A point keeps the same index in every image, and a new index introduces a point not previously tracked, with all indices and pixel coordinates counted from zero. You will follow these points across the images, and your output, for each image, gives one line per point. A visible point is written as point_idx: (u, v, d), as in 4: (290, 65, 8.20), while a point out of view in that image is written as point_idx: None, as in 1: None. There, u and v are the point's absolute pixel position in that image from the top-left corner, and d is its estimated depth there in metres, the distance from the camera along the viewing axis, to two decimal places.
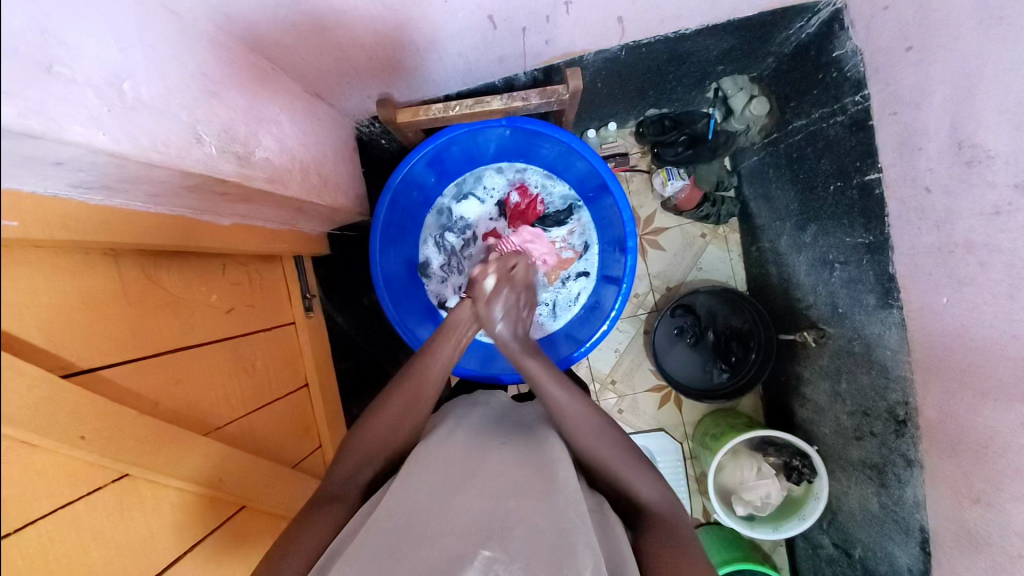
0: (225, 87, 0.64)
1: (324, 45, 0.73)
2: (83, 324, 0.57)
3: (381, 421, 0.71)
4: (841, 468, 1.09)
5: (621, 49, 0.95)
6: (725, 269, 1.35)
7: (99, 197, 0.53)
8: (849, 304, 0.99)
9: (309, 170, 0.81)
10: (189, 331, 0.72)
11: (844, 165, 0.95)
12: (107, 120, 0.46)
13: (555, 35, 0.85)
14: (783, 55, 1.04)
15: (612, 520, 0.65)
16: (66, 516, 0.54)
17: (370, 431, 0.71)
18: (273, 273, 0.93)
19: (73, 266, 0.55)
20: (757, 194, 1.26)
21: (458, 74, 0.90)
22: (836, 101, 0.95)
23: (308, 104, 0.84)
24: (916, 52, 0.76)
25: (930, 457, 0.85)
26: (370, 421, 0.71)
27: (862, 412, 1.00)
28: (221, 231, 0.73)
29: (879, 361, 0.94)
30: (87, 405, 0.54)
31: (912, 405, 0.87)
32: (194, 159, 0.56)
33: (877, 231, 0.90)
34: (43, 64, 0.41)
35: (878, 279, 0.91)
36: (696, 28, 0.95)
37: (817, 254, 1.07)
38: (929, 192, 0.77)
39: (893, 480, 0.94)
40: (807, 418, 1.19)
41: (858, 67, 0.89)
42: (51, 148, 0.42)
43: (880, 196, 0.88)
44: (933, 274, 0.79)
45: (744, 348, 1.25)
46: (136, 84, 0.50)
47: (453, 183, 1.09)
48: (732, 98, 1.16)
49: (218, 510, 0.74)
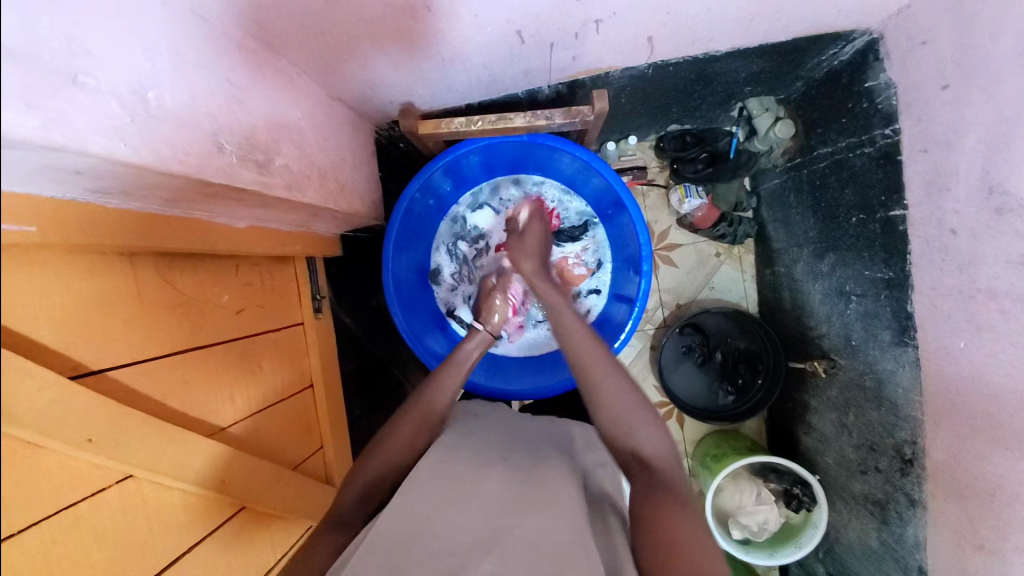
0: (250, 93, 0.63)
1: (350, 52, 0.73)
2: (95, 325, 0.57)
3: (391, 441, 0.72)
4: (842, 500, 1.08)
5: (649, 67, 0.94)
6: (737, 290, 1.34)
7: (117, 201, 0.53)
8: (863, 339, 0.98)
9: (326, 175, 0.81)
10: (199, 331, 0.72)
11: (867, 198, 0.93)
12: (131, 130, 0.46)
13: (583, 52, 0.84)
14: (814, 80, 1.03)
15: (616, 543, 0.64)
16: (70, 517, 0.54)
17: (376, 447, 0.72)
18: (285, 274, 0.93)
19: (87, 268, 0.55)
20: (775, 217, 1.24)
21: (481, 84, 0.89)
22: (865, 132, 0.93)
23: (329, 107, 0.83)
24: (952, 91, 0.74)
25: (933, 500, 0.84)
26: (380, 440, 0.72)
27: (868, 447, 0.98)
28: (237, 234, 0.72)
29: (889, 399, 0.93)
30: (97, 408, 0.54)
31: (920, 446, 0.86)
32: (215, 167, 0.56)
33: (897, 267, 0.88)
34: (68, 75, 0.41)
35: (895, 316, 0.90)
36: (726, 50, 0.93)
37: (833, 285, 1.06)
38: (954, 235, 0.75)
39: (895, 518, 0.93)
40: (811, 447, 1.18)
41: (890, 100, 0.87)
42: (71, 159, 0.42)
43: (903, 233, 0.86)
44: (953, 317, 0.77)
45: (752, 371, 1.24)
46: (160, 92, 0.50)
47: (470, 192, 1.08)
48: (758, 119, 1.15)
49: (218, 512, 0.74)
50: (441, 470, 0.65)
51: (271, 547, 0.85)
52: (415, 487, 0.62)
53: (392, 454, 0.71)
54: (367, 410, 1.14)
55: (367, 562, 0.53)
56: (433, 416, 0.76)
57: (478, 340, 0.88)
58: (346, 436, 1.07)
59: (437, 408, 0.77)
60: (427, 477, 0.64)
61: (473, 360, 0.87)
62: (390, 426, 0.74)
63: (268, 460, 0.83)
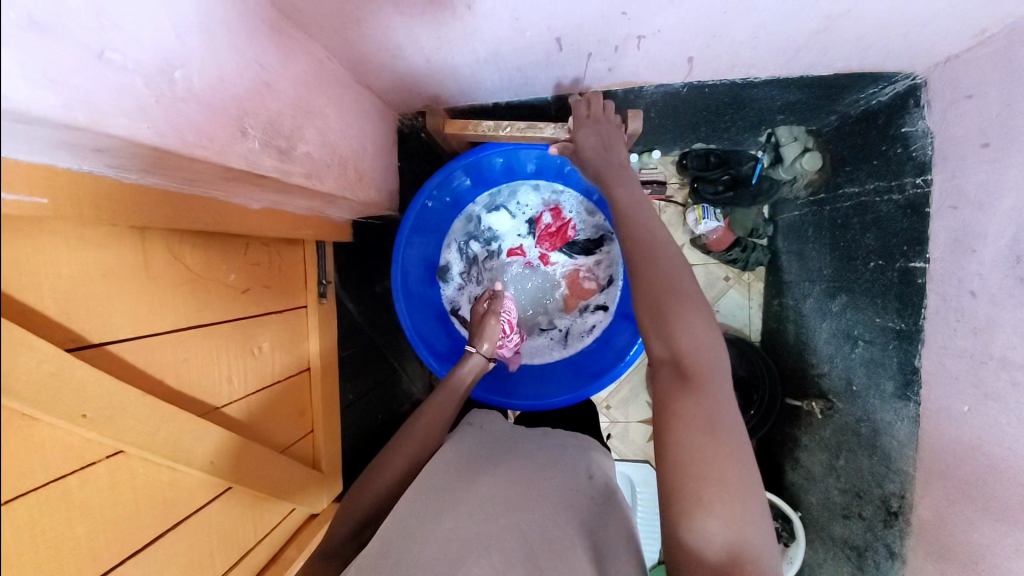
0: (278, 77, 0.61)
1: (383, 41, 0.71)
2: (97, 300, 0.55)
3: (389, 463, 0.72)
4: (820, 539, 1.09)
5: (684, 86, 0.92)
6: (742, 316, 1.33)
7: (133, 176, 0.51)
8: (865, 385, 0.97)
9: (347, 163, 0.79)
10: (202, 310, 0.70)
11: (889, 246, 0.92)
12: (154, 111, 0.44)
13: (619, 65, 0.82)
14: (849, 116, 1.01)
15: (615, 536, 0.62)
16: (57, 490, 0.54)
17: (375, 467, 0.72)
18: (293, 255, 0.92)
19: (94, 242, 0.54)
20: (790, 249, 1.22)
21: (512, 86, 0.87)
22: (895, 178, 0.91)
23: (356, 94, 0.81)
24: (992, 151, 0.72)
25: (914, 556, 0.84)
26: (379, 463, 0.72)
27: (854, 492, 0.98)
28: (252, 215, 0.71)
29: (883, 449, 0.92)
30: (93, 384, 0.53)
31: (907, 500, 0.86)
32: (237, 154, 0.54)
33: (909, 320, 0.87)
34: (95, 50, 0.39)
35: (900, 368, 0.89)
36: (765, 79, 0.91)
37: (841, 327, 1.05)
38: (974, 297, 0.74)
39: (871, 566, 0.94)
40: (796, 483, 1.18)
41: (925, 149, 0.84)
42: (91, 138, 0.40)
43: (921, 286, 0.85)
44: (959, 378, 0.76)
45: (747, 402, 1.23)
46: (188, 72, 0.48)
47: (487, 193, 1.06)
48: (785, 147, 1.13)
49: (205, 491, 0.74)
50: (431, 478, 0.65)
51: (256, 528, 0.85)
52: (408, 493, 0.62)
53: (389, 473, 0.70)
54: (361, 397, 1.13)
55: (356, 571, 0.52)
56: (434, 439, 0.75)
57: (473, 365, 0.88)
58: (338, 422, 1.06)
59: (436, 431, 0.76)
60: (420, 483, 0.64)
61: (467, 384, 0.87)
62: (387, 451, 0.74)
63: (259, 442, 0.83)
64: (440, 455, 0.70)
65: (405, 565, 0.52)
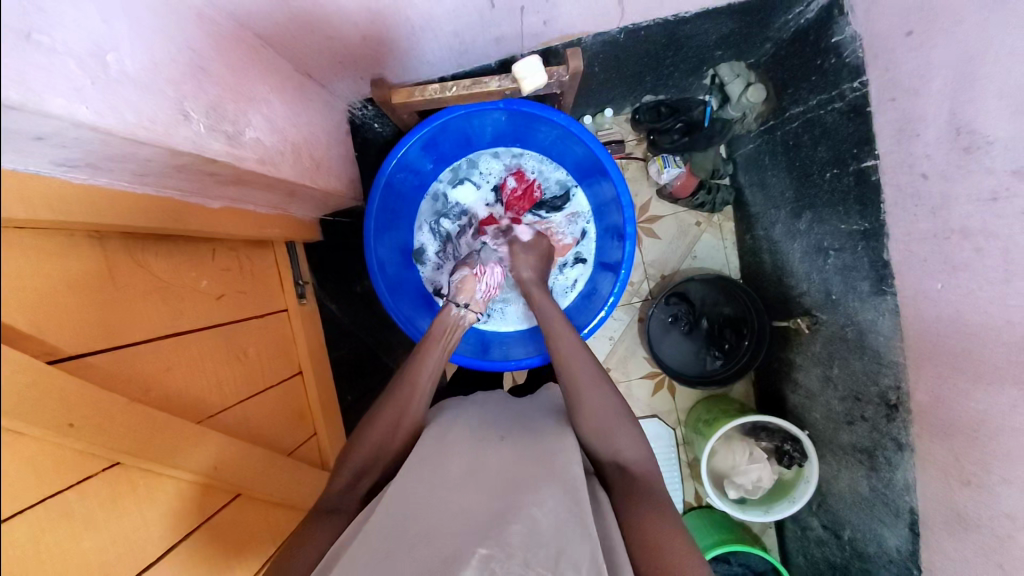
0: (212, 64, 0.62)
1: (318, 23, 0.72)
2: (72, 309, 0.54)
3: (382, 417, 0.71)
4: (832, 452, 1.10)
5: (620, 32, 0.96)
6: (720, 257, 1.35)
7: (84, 175, 0.51)
8: (843, 291, 1.00)
9: (300, 151, 0.80)
10: (179, 317, 0.69)
11: (840, 151, 0.95)
12: (91, 93, 0.44)
13: (554, 16, 0.85)
14: (782, 40, 1.04)
15: (605, 506, 0.62)
16: (57, 506, 0.52)
17: (362, 424, 0.72)
18: (264, 260, 0.92)
19: (60, 249, 0.53)
20: (752, 181, 1.25)
21: (453, 54, 0.88)
22: (834, 87, 0.94)
23: (299, 84, 0.83)
24: (916, 37, 0.76)
25: (919, 440, 0.86)
26: (370, 418, 0.71)
27: (853, 397, 1.00)
28: (213, 214, 0.71)
29: (871, 348, 0.94)
30: (75, 392, 0.51)
31: (903, 390, 0.88)
32: (182, 137, 0.54)
33: (872, 218, 0.90)
34: (21, 32, 0.39)
35: (872, 266, 0.91)
36: (696, 11, 0.95)
37: (811, 242, 1.08)
38: (925, 178, 0.77)
39: (883, 463, 0.95)
40: (798, 404, 1.20)
41: (856, 52, 0.88)
42: (31, 121, 0.40)
43: (877, 182, 0.87)
44: (928, 260, 0.79)
45: (738, 334, 1.26)
46: (121, 56, 0.48)
47: (449, 168, 1.08)
48: (729, 86, 1.15)
49: (210, 498, 0.73)
50: (430, 451, 0.65)
51: (268, 533, 0.85)
52: (405, 465, 0.62)
53: (380, 434, 0.69)
54: (358, 397, 1.13)
55: (356, 552, 0.51)
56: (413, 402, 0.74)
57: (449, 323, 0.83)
58: (337, 419, 1.08)
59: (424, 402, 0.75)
60: (427, 450, 0.65)
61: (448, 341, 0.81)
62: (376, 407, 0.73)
63: (262, 446, 0.83)
64: (432, 431, 0.69)
65: (415, 535, 0.51)
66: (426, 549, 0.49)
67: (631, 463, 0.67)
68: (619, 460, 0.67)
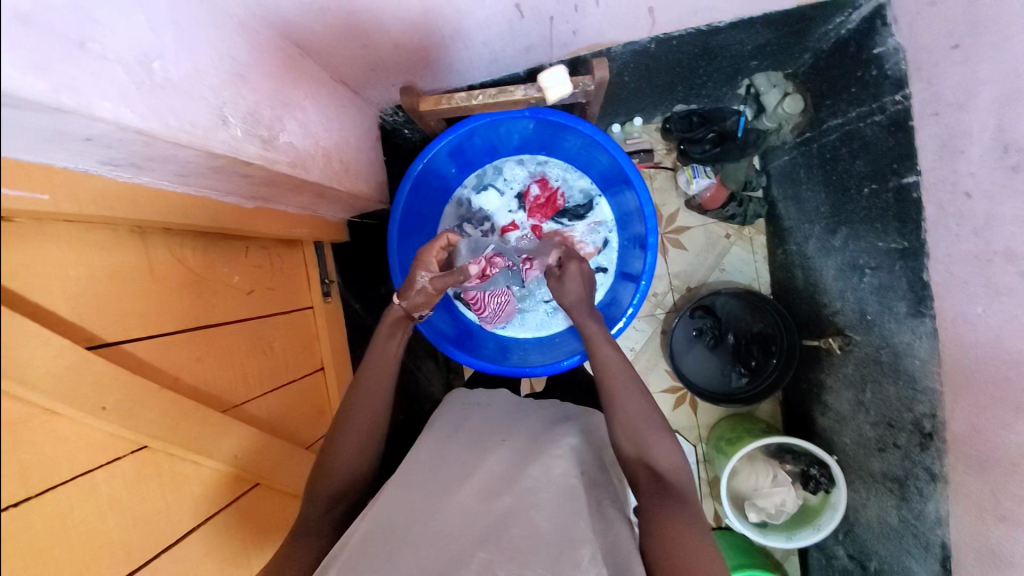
0: (252, 71, 0.65)
1: (353, 33, 0.75)
2: (112, 298, 0.57)
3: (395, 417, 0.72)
4: (861, 479, 1.05)
5: (652, 41, 0.96)
6: (750, 271, 1.31)
7: (127, 174, 0.54)
8: (878, 311, 0.96)
9: (331, 156, 0.83)
10: (212, 310, 0.73)
11: (879, 166, 0.91)
12: (136, 98, 0.47)
13: (582, 26, 0.86)
14: (821, 50, 1.01)
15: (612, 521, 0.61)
16: (87, 484, 0.56)
17: None
18: (293, 258, 0.95)
19: (102, 242, 0.56)
20: (785, 195, 1.22)
21: (482, 63, 0.90)
22: (875, 100, 0.91)
23: (333, 90, 0.86)
24: (963, 50, 0.73)
25: (955, 473, 0.81)
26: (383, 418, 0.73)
27: (886, 423, 0.96)
28: (246, 213, 0.74)
29: (907, 372, 0.90)
30: (110, 376, 0.54)
31: (939, 419, 0.83)
32: (219, 141, 0.57)
33: (911, 236, 0.86)
34: (76, 41, 0.42)
35: (911, 286, 0.87)
36: (730, 20, 0.94)
37: (847, 259, 1.04)
38: (969, 197, 0.73)
39: (915, 495, 0.90)
40: (828, 427, 1.16)
41: (899, 64, 0.85)
42: (82, 124, 0.43)
43: (917, 200, 0.84)
44: (969, 282, 0.75)
45: (765, 351, 1.22)
46: (165, 63, 0.51)
47: (474, 174, 1.09)
48: (766, 95, 1.12)
49: (229, 485, 0.76)
50: (439, 454, 0.66)
51: (283, 523, 0.88)
52: (414, 466, 0.63)
53: None
54: None
55: (361, 548, 0.52)
56: None
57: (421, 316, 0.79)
58: None
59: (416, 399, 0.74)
60: (435, 452, 0.66)
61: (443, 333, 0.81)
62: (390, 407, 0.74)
63: (282, 437, 0.85)
64: (442, 434, 0.70)
65: (420, 536, 0.52)
66: (429, 549, 0.49)
67: (641, 478, 0.65)
68: (630, 474, 0.66)
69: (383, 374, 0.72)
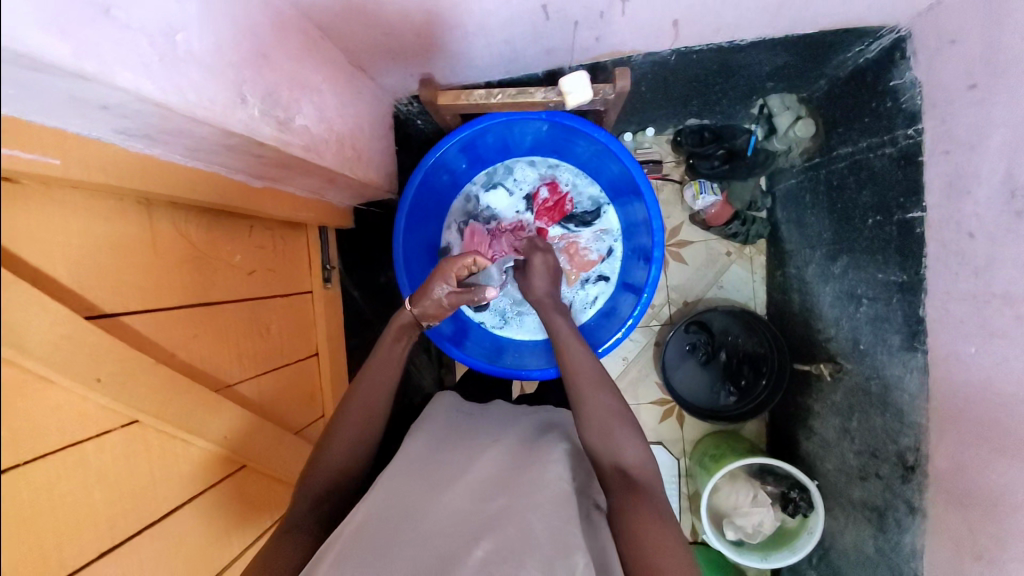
0: (272, 49, 0.64)
1: (375, 19, 0.74)
2: (113, 269, 0.57)
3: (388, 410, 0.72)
4: (840, 505, 1.07)
5: (673, 54, 0.96)
6: (747, 291, 1.33)
7: (140, 146, 0.53)
8: (872, 342, 0.97)
9: (343, 141, 0.82)
10: (212, 288, 0.72)
11: (886, 199, 0.92)
12: (157, 69, 0.46)
13: (607, 33, 0.85)
14: (838, 78, 1.02)
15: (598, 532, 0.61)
16: (75, 455, 0.55)
17: None
18: (296, 241, 0.94)
19: (107, 212, 0.55)
20: (789, 218, 1.23)
21: (502, 61, 0.90)
22: (887, 132, 0.91)
23: (350, 75, 0.85)
24: (979, 92, 0.74)
25: (935, 507, 0.82)
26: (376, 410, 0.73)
27: (869, 452, 0.97)
28: (254, 193, 0.73)
29: (895, 405, 0.91)
30: (106, 348, 0.54)
31: (923, 453, 0.85)
32: (237, 119, 0.57)
33: (911, 271, 0.87)
34: (100, 7, 0.41)
35: (906, 320, 0.88)
36: (753, 40, 0.95)
37: (845, 287, 1.05)
38: (972, 239, 0.74)
39: (893, 525, 0.92)
40: (812, 451, 1.17)
41: (914, 99, 0.86)
42: (100, 91, 0.42)
43: (920, 235, 0.85)
44: (965, 322, 0.76)
45: (755, 372, 1.23)
46: (188, 37, 0.50)
47: (485, 171, 1.09)
48: (778, 117, 1.14)
49: (216, 465, 0.75)
50: (431, 451, 0.66)
51: (267, 506, 0.87)
52: (406, 462, 0.63)
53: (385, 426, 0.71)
54: None
55: (349, 541, 0.52)
56: None
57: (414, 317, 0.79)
58: None
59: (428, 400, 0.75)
60: (428, 450, 0.66)
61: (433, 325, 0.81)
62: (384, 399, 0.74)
63: (272, 420, 0.85)
64: (435, 431, 0.70)
65: (408, 534, 0.52)
66: (418, 548, 0.49)
67: None
68: None
69: (382, 368, 0.72)
